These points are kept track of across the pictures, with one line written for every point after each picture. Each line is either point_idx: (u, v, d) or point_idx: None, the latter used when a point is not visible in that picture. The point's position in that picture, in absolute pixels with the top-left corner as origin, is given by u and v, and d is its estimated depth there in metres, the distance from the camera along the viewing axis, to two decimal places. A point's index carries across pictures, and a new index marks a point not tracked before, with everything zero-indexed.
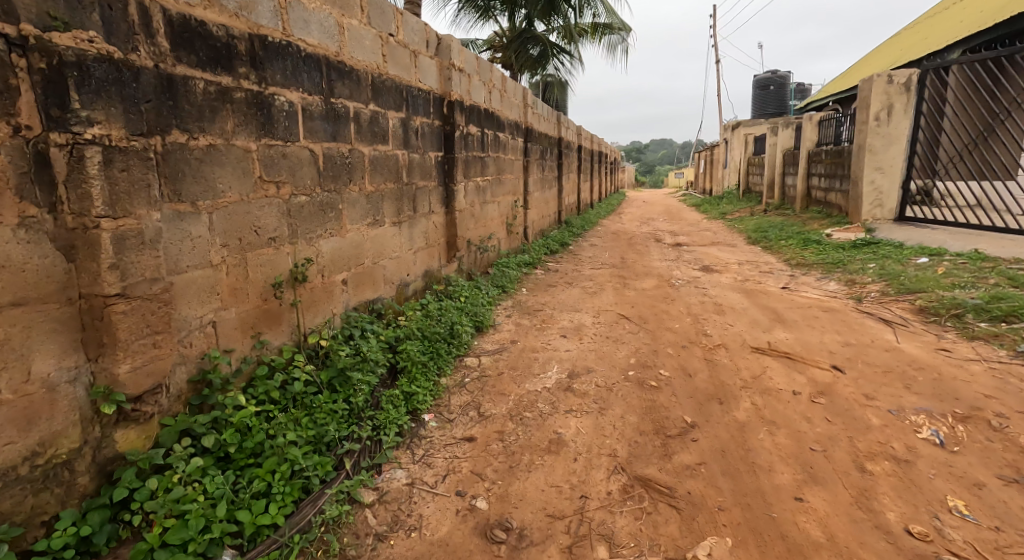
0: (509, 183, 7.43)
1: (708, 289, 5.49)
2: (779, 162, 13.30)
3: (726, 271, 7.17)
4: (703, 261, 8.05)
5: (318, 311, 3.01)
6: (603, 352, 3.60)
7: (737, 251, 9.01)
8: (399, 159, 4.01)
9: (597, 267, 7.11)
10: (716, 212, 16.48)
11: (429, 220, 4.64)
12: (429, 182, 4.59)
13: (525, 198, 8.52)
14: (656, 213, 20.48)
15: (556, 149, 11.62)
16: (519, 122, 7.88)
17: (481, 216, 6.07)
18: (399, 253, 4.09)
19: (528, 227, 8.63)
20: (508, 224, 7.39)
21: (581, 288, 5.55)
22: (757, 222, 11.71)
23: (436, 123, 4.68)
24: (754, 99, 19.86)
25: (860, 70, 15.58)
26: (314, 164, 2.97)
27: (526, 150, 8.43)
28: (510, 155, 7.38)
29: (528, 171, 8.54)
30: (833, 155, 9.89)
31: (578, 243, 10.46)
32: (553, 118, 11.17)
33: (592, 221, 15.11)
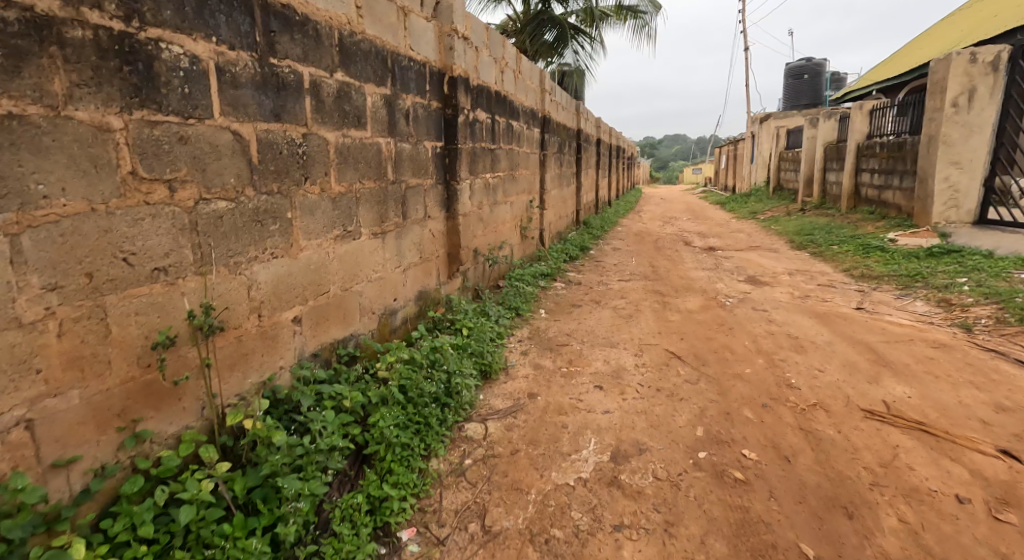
0: (524, 180, 6.44)
1: (768, 312, 4.49)
2: (821, 156, 12.42)
3: (778, 284, 6.14)
4: (746, 271, 7.01)
5: (245, 372, 2.05)
6: (655, 414, 2.63)
7: (782, 257, 7.96)
8: (381, 151, 3.05)
9: (626, 279, 6.12)
10: (745, 212, 15.36)
11: (424, 229, 3.68)
12: (424, 181, 3.63)
13: (541, 197, 7.54)
14: (678, 211, 19.40)
15: (574, 142, 10.59)
16: (535, 110, 6.88)
17: (490, 221, 5.10)
18: (381, 273, 3.14)
19: (545, 231, 7.65)
20: (523, 229, 6.42)
21: (612, 309, 4.58)
22: (799, 225, 10.68)
23: (433, 104, 3.72)
24: (785, 89, 18.72)
25: (906, 57, 14.35)
26: (243, 154, 2.01)
27: (542, 143, 7.43)
28: (524, 149, 6.40)
29: (543, 168, 7.54)
30: (892, 147, 8.92)
31: (599, 247, 9.47)
32: (572, 108, 10.16)
33: (612, 221, 14.08)
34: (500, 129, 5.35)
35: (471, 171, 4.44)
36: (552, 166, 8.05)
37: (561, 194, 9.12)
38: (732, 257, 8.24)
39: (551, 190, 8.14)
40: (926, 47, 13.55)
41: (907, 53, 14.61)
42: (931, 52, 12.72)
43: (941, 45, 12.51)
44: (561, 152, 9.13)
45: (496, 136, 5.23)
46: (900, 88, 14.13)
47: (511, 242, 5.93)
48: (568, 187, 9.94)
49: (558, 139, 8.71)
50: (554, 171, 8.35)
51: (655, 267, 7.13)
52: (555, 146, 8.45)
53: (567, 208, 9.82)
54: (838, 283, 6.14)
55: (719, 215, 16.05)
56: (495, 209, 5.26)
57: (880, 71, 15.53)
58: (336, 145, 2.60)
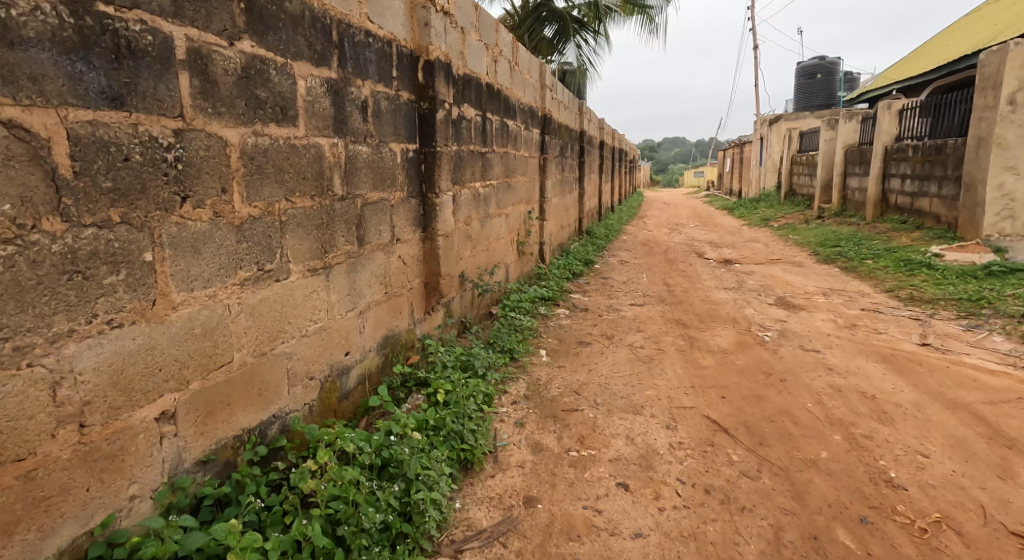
0: (521, 189, 5.62)
1: (820, 353, 3.66)
2: (840, 160, 11.82)
3: (815, 311, 5.32)
4: (773, 292, 6.19)
5: (38, 530, 1.21)
6: (708, 543, 1.81)
7: (811, 275, 7.18)
8: (321, 156, 2.22)
9: (640, 304, 5.29)
10: (756, 219, 14.56)
11: (390, 258, 2.85)
12: (388, 195, 2.80)
13: (540, 207, 6.70)
14: (683, 217, 18.66)
15: (577, 145, 9.76)
16: (533, 108, 6.05)
17: (479, 240, 4.26)
18: (323, 322, 2.29)
19: (545, 245, 6.83)
20: (520, 244, 5.60)
21: (629, 349, 3.76)
22: (822, 236, 9.96)
23: (403, 96, 2.91)
24: (796, 89, 18.06)
25: (928, 55, 13.59)
26: (35, 163, 1.19)
27: (541, 146, 6.59)
28: (521, 152, 5.57)
29: (542, 173, 6.71)
30: (926, 151, 8.26)
31: (605, 260, 8.67)
32: (574, 108, 9.35)
33: (615, 229, 13.26)
34: (491, 129, 4.52)
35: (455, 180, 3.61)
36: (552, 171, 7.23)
37: (562, 202, 8.29)
38: (753, 273, 7.41)
39: (551, 198, 7.31)
40: (950, 46, 12.81)
41: (929, 52, 13.85)
42: (957, 51, 12.04)
43: (969, 44, 11.76)
44: (563, 156, 8.31)
45: (486, 138, 4.40)
46: (921, 87, 13.49)
47: (506, 261, 5.10)
48: (570, 194, 9.12)
49: (559, 141, 7.89)
50: (554, 177, 7.53)
51: (671, 286, 6.31)
52: (556, 150, 7.62)
53: (568, 217, 8.99)
54: (885, 309, 5.32)
55: (729, 222, 15.26)
56: (485, 224, 4.43)
57: (898, 71, 14.76)
58: (243, 150, 1.76)
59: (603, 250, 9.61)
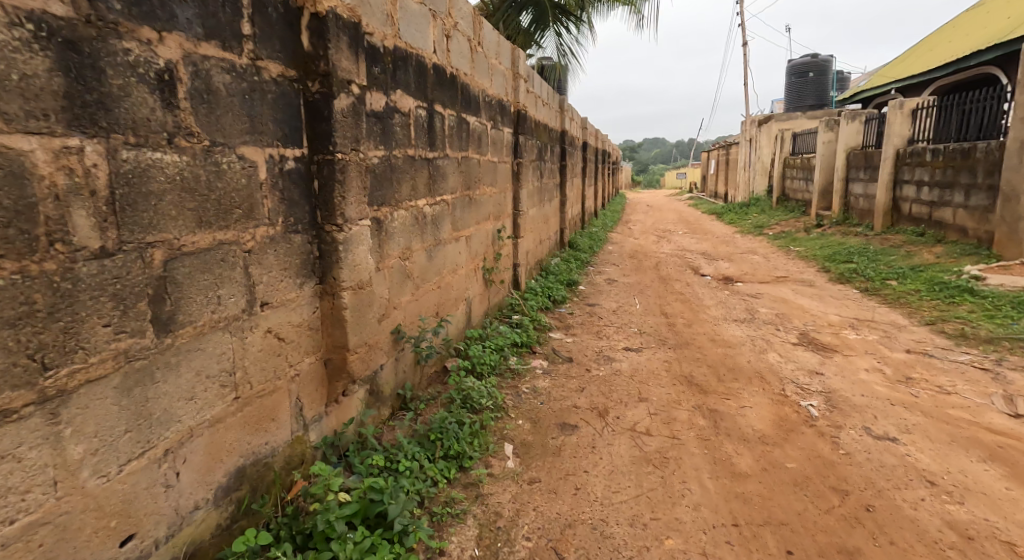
0: (486, 203, 4.51)
1: (896, 442, 2.63)
2: (841, 164, 11.07)
3: (851, 356, 4.33)
4: (790, 325, 5.20)
5: None
6: None
7: (829, 300, 6.25)
8: (20, 173, 1.08)
9: (637, 350, 4.25)
10: (749, 227, 13.72)
11: (245, 339, 1.71)
12: (237, 237, 1.65)
13: (513, 222, 5.60)
14: (671, 222, 17.80)
15: (557, 147, 8.69)
16: (503, 101, 4.93)
17: (420, 278, 3.14)
18: (43, 512, 1.13)
19: (520, 268, 5.74)
20: (486, 273, 4.51)
21: (632, 438, 2.69)
22: (828, 249, 9.08)
23: (271, 71, 1.76)
24: (787, 89, 17.29)
25: (929, 52, 12.79)
26: None
27: (513, 150, 5.48)
28: (486, 157, 4.45)
29: (516, 182, 5.60)
30: (949, 155, 7.54)
31: (591, 278, 7.65)
32: (555, 105, 8.28)
33: (600, 238, 12.25)
34: (440, 127, 3.38)
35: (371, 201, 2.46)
36: (527, 178, 6.12)
37: (540, 214, 7.20)
38: (761, 298, 6.44)
39: (527, 212, 6.22)
40: (954, 42, 11.99)
41: (929, 48, 13.05)
42: (963, 47, 11.26)
43: (977, 40, 10.94)
44: (541, 160, 7.23)
45: (433, 138, 3.26)
46: (923, 86, 12.73)
47: (465, 297, 4.00)
48: (550, 204, 8.05)
49: (536, 142, 6.78)
50: (531, 184, 6.42)
51: (670, 320, 5.30)
52: (533, 154, 6.51)
53: (548, 230, 7.93)
54: (935, 353, 4.36)
55: (719, 230, 14.41)
56: (431, 256, 3.31)
57: (895, 68, 13.97)
58: None
59: (588, 266, 8.60)
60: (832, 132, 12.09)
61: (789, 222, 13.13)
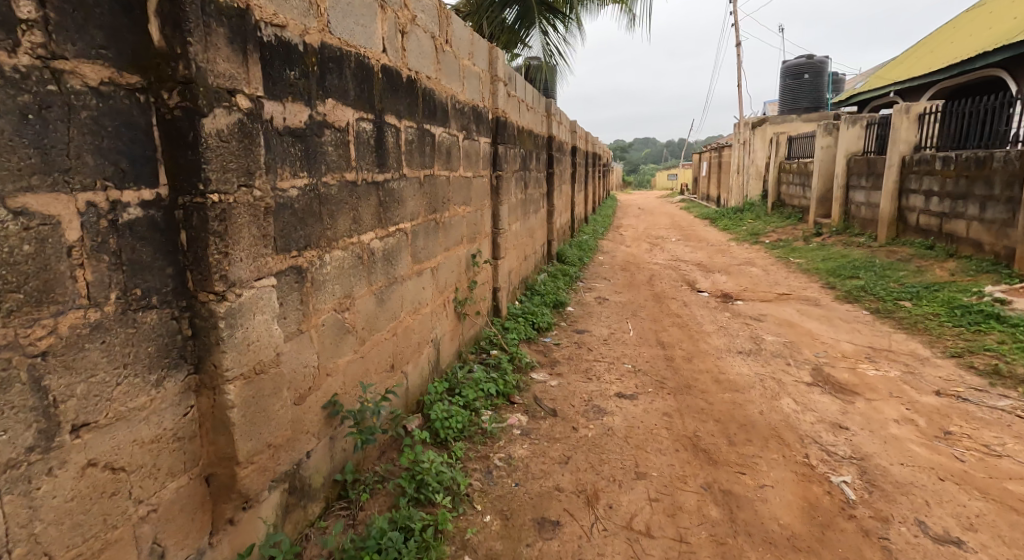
0: (456, 226, 3.93)
1: (962, 549, 2.09)
2: (841, 170, 10.64)
3: (874, 401, 3.81)
4: (799, 358, 4.68)
5: None
6: None
7: (839, 325, 5.76)
8: None
9: (632, 397, 3.70)
10: (744, 235, 13.27)
11: (35, 491, 1.11)
12: (11, 338, 1.07)
13: (491, 242, 5.02)
14: (662, 227, 17.32)
15: (544, 154, 8.12)
16: (478, 107, 4.34)
17: (366, 330, 2.56)
18: None
19: (500, 293, 5.18)
20: (457, 307, 3.94)
21: (630, 543, 2.13)
22: (829, 263, 8.60)
23: (87, 81, 1.18)
24: (781, 91, 16.88)
25: (928, 54, 12.39)
26: None
27: (490, 161, 4.90)
28: (456, 173, 3.87)
29: (494, 197, 5.02)
30: (962, 165, 7.12)
31: (580, 297, 7.10)
32: (540, 109, 7.73)
33: (590, 248, 11.74)
34: (393, 142, 2.78)
35: (282, 246, 1.87)
36: (508, 192, 5.55)
37: (524, 228, 6.64)
38: (764, 321, 5.92)
39: (509, 229, 5.66)
40: (956, 43, 11.57)
41: (929, 49, 12.62)
42: (965, 49, 10.86)
43: (982, 41, 10.49)
44: (525, 170, 6.65)
45: (383, 156, 2.68)
46: (923, 89, 12.34)
47: (429, 340, 3.42)
48: (535, 215, 7.50)
49: (519, 151, 6.21)
50: (512, 197, 5.85)
51: (668, 353, 4.76)
52: (514, 164, 5.93)
53: (533, 244, 7.37)
54: (969, 396, 3.85)
55: (713, 237, 13.95)
56: (382, 301, 2.72)
57: (893, 70, 13.54)
58: None
59: (577, 282, 8.05)
60: (831, 136, 11.66)
61: (785, 230, 12.67)
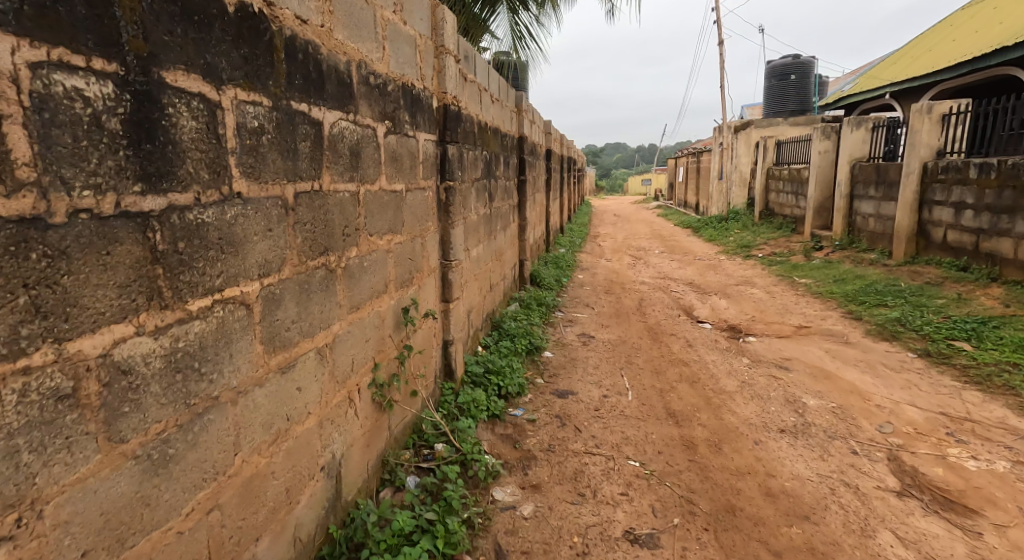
0: (373, 269, 2.54)
1: None
2: (844, 178, 9.61)
3: (1007, 528, 2.55)
4: (862, 437, 3.44)
5: None
6: None
7: (889, 377, 4.57)
8: None
9: (651, 544, 2.35)
10: (734, 248, 12.23)
11: None
12: None
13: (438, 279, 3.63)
14: (643, 237, 16.21)
15: (514, 157, 6.79)
16: (411, 87, 2.95)
17: (109, 545, 1.14)
18: None
19: (453, 348, 3.80)
20: (375, 393, 2.55)
21: None
22: (843, 285, 7.50)
23: None
24: (765, 92, 15.98)
25: (928, 53, 11.53)
26: None
27: (436, 168, 3.51)
28: (370, 184, 2.48)
29: (441, 218, 3.64)
30: (1007, 174, 6.08)
31: (561, 334, 5.80)
32: (509, 103, 6.39)
33: (568, 263, 10.49)
34: (199, 128, 1.36)
35: None
36: (465, 207, 4.18)
37: (487, 252, 5.27)
38: (790, 370, 4.71)
39: (466, 257, 4.29)
40: (960, 40, 10.69)
41: (928, 47, 11.74)
42: (974, 46, 9.98)
43: (993, 37, 9.61)
44: (489, 179, 5.28)
45: (164, 156, 1.25)
46: (923, 90, 11.47)
47: (316, 471, 2.01)
48: (504, 233, 6.16)
49: (481, 155, 4.86)
50: (471, 215, 4.48)
51: (685, 434, 3.45)
52: (473, 169, 4.55)
53: (501, 269, 6.03)
54: None
55: (700, 250, 12.87)
56: (171, 459, 1.29)
57: (887, 70, 12.66)
58: None
59: (555, 312, 6.75)
60: (829, 140, 10.66)
61: (779, 243, 11.66)
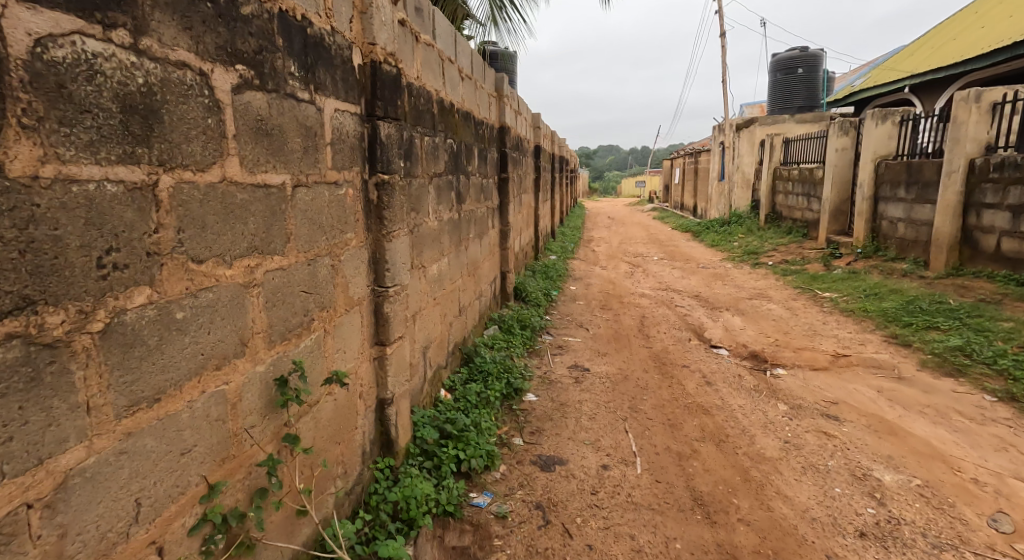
0: (201, 322, 1.42)
1: None
2: (868, 178, 8.63)
3: None
4: (978, 545, 2.38)
5: None
6: None
7: (973, 432, 3.54)
8: None
9: None
10: (741, 255, 11.25)
11: None
12: None
13: (365, 316, 2.52)
14: (640, 241, 15.18)
15: (493, 151, 5.71)
16: (298, 20, 1.84)
17: None
18: None
19: (391, 409, 2.70)
20: (208, 545, 1.41)
21: None
22: (876, 301, 6.49)
23: None
24: (769, 87, 15.00)
25: (952, 42, 10.60)
26: None
27: (358, 154, 2.40)
28: (189, 172, 1.36)
29: (368, 226, 2.52)
30: None
31: (549, 368, 4.73)
32: (485, 82, 5.29)
33: (560, 273, 9.44)
34: None
35: None
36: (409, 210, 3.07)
37: (454, 267, 4.18)
38: (841, 422, 3.66)
39: (414, 277, 3.19)
40: (991, 28, 9.74)
41: (952, 37, 10.80)
42: (1010, 33, 9.03)
43: None
44: (455, 176, 4.18)
45: None
46: (948, 82, 10.53)
47: None
48: (478, 242, 5.08)
49: (441, 144, 3.75)
50: (421, 219, 3.36)
51: (723, 542, 2.40)
52: (427, 160, 3.45)
53: (474, 286, 4.94)
54: None
55: (703, 257, 11.87)
56: None
57: (905, 61, 11.73)
58: None
59: (539, 335, 5.68)
60: (847, 137, 9.73)
61: (790, 250, 10.67)
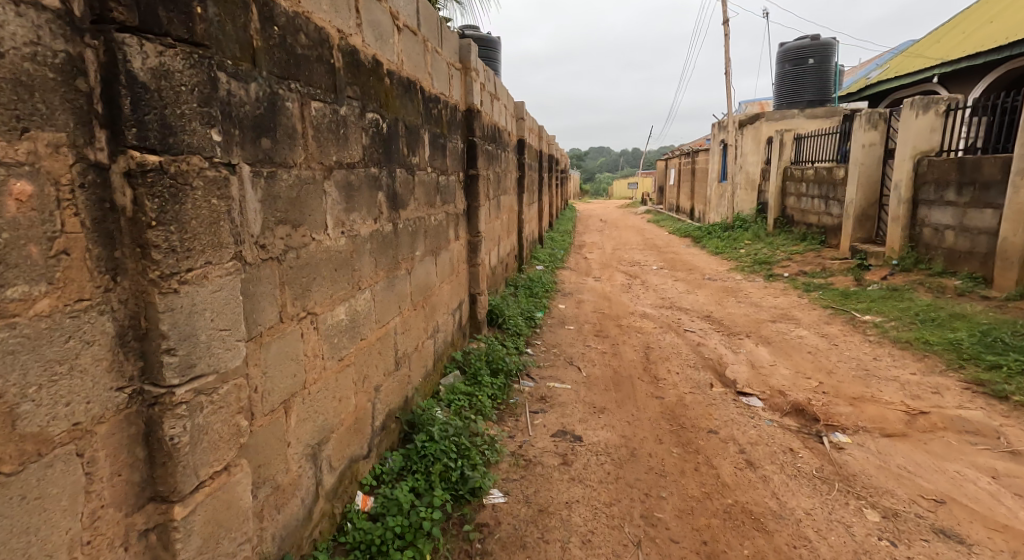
0: None
1: None
2: (907, 178, 7.42)
3: None
4: None
5: None
6: None
7: None
8: None
9: None
10: (751, 265, 10.02)
11: None
12: None
13: (100, 452, 1.16)
14: (637, 247, 13.93)
15: (456, 139, 4.40)
16: None
17: None
18: None
19: None
20: None
21: None
22: (936, 330, 5.27)
23: None
24: (777, 80, 13.85)
25: (989, 26, 9.50)
26: None
27: (51, 99, 1.04)
28: None
29: (108, 258, 1.17)
30: None
31: (528, 438, 3.44)
32: (443, 45, 3.97)
33: (548, 287, 8.15)
34: None
35: None
36: (256, 217, 1.71)
37: (381, 301, 2.82)
38: (969, 549, 2.41)
39: (273, 335, 1.83)
40: None
41: (988, 21, 9.71)
42: None
43: None
44: (383, 168, 2.82)
45: None
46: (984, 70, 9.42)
47: None
48: (430, 260, 3.75)
49: (351, 118, 2.40)
50: (299, 235, 2.00)
51: None
52: (312, 137, 2.08)
53: (425, 321, 3.63)
54: None
55: (709, 266, 10.64)
56: None
57: (931, 49, 10.62)
58: None
59: (514, 381, 4.37)
60: (875, 131, 8.53)
61: (807, 260, 9.46)
